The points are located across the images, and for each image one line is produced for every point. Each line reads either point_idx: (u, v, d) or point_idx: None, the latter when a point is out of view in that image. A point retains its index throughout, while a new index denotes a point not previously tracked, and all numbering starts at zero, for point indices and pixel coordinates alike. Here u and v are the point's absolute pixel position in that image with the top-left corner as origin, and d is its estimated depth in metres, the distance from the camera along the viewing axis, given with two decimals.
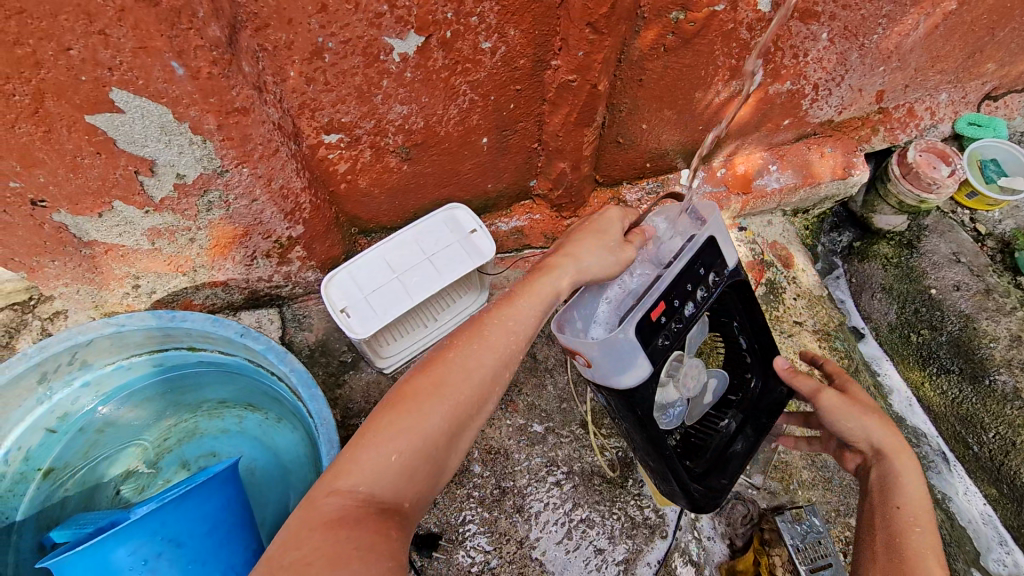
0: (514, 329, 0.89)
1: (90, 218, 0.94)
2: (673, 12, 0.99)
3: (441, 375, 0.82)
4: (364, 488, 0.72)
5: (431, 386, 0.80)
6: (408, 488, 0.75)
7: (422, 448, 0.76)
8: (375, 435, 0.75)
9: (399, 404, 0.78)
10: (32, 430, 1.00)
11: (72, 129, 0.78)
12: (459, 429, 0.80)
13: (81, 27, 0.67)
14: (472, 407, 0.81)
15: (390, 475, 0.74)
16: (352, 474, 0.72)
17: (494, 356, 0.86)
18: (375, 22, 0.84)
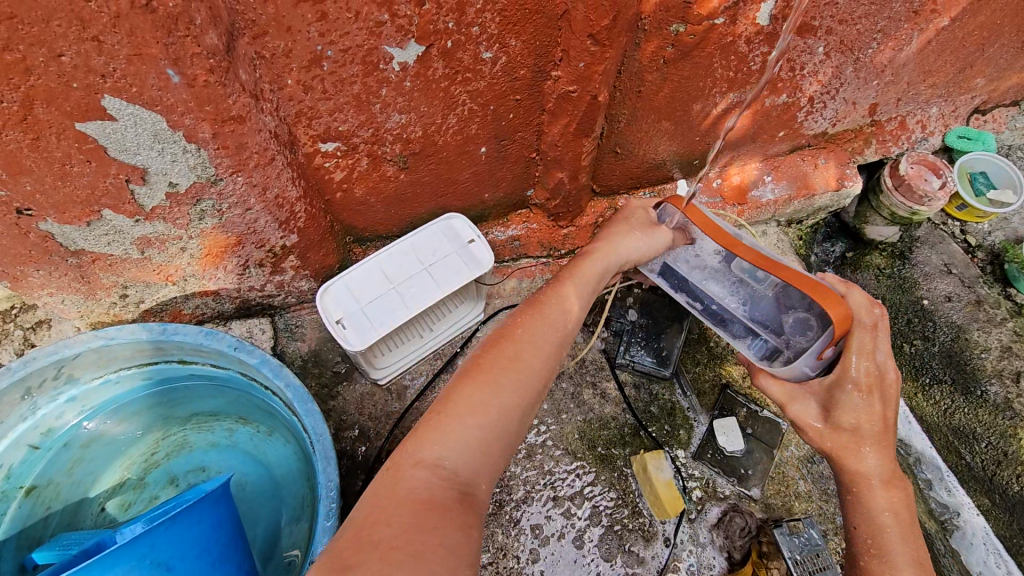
0: (568, 312, 0.94)
1: (77, 227, 0.91)
2: (674, 25, 0.99)
3: (512, 353, 0.85)
4: (447, 465, 0.72)
5: (507, 361, 0.83)
6: (486, 464, 0.75)
7: (503, 422, 0.77)
8: (458, 407, 0.77)
9: (480, 377, 0.81)
10: (15, 447, 0.96)
11: (61, 136, 0.75)
12: (530, 405, 0.82)
13: (74, 33, 0.64)
14: (540, 385, 0.84)
15: (473, 450, 0.74)
16: (438, 447, 0.73)
17: (553, 340, 0.90)
18: (374, 31, 0.83)
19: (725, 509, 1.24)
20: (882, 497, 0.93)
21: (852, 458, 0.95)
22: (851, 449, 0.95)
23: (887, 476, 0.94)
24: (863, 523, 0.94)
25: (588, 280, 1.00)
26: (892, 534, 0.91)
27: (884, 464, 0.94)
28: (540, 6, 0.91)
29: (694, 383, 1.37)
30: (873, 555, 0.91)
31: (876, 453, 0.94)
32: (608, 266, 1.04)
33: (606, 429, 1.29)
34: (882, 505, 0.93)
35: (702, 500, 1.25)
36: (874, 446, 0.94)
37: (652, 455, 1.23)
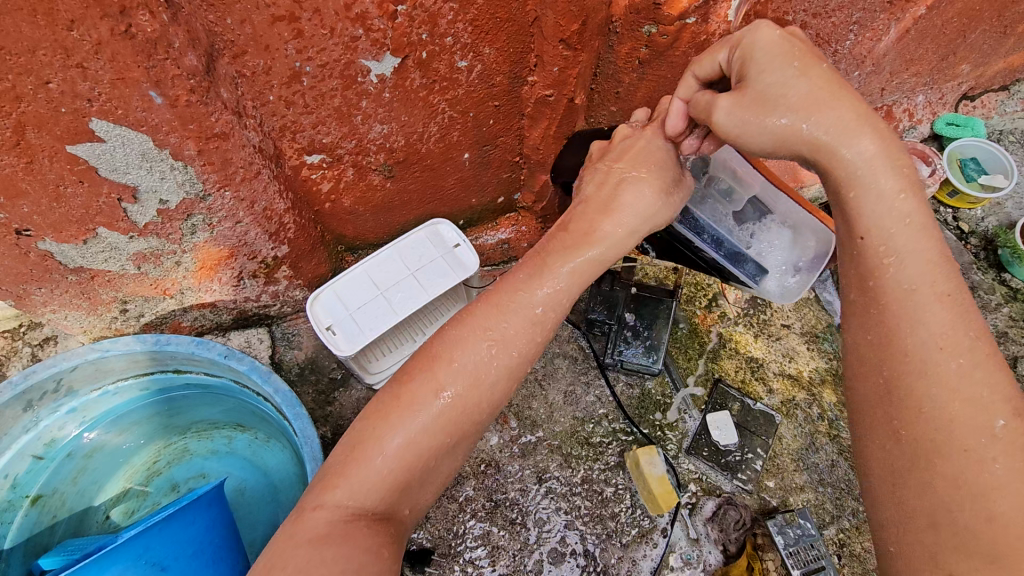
0: (536, 313, 0.85)
1: (74, 246, 0.95)
2: (645, 26, 1.00)
3: (442, 382, 0.80)
4: (351, 505, 0.72)
5: (428, 393, 0.78)
6: (399, 503, 0.76)
7: (416, 462, 0.77)
8: (365, 447, 0.75)
9: (393, 412, 0.77)
10: (20, 457, 1.00)
11: (54, 159, 0.79)
12: (456, 436, 0.80)
13: (59, 62, 0.68)
14: (473, 416, 0.81)
15: (379, 490, 0.74)
16: (341, 489, 0.73)
17: (513, 350, 0.84)
18: (350, 46, 0.86)
19: (719, 503, 1.25)
20: (878, 189, 0.76)
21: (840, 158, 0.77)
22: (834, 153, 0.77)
23: (839, 131, 0.76)
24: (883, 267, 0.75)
25: (596, 261, 0.88)
26: (899, 272, 0.74)
27: (815, 88, 0.76)
28: (510, 15, 0.94)
29: (686, 378, 1.38)
30: (878, 307, 0.76)
31: (801, 81, 0.76)
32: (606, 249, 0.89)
33: (598, 427, 1.31)
34: (871, 203, 0.76)
35: (697, 495, 1.26)
36: (811, 114, 0.76)
37: (644, 450, 1.23)
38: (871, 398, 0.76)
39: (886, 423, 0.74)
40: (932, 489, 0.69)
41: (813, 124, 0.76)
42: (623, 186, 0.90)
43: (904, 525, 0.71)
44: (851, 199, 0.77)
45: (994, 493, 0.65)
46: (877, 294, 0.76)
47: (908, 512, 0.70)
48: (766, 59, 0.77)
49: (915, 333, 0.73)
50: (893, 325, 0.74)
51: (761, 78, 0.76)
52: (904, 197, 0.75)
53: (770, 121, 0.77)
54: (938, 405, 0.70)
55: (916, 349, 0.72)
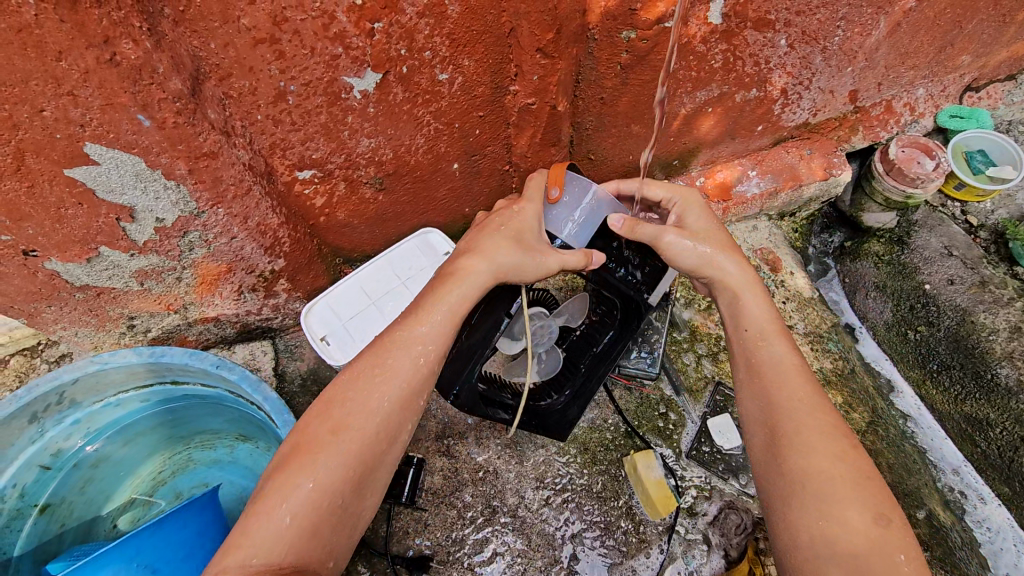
0: (414, 347, 0.85)
1: (78, 265, 1.00)
2: (623, 32, 1.02)
3: (339, 419, 0.79)
4: (258, 562, 0.67)
5: (328, 433, 0.77)
6: (311, 553, 0.72)
7: (323, 503, 0.73)
8: (269, 499, 0.72)
9: (294, 459, 0.75)
10: (27, 467, 1.03)
11: (53, 183, 0.84)
12: (365, 473, 0.78)
13: (51, 91, 0.72)
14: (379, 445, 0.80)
15: (288, 543, 0.70)
16: (244, 548, 0.68)
17: (402, 382, 0.83)
18: (331, 64, 0.90)
19: (721, 507, 1.23)
20: (750, 300, 0.95)
21: (727, 265, 0.97)
22: (728, 267, 0.97)
23: (740, 271, 0.97)
24: (751, 325, 0.93)
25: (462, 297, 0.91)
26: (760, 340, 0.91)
27: (726, 239, 1.00)
28: (486, 27, 0.96)
29: (686, 380, 1.37)
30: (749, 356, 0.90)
31: (716, 230, 1.01)
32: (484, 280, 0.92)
33: (598, 431, 1.31)
34: (753, 309, 0.94)
35: (698, 498, 1.24)
36: (708, 217, 1.02)
37: (641, 454, 1.23)
38: (760, 432, 0.84)
39: (756, 429, 0.85)
40: (796, 472, 0.78)
41: (722, 256, 0.97)
42: (483, 241, 0.95)
43: (780, 506, 0.78)
44: (737, 305, 0.95)
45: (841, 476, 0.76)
46: (755, 360, 0.89)
47: (783, 501, 0.78)
48: (691, 215, 1.03)
49: (774, 353, 0.89)
50: (764, 370, 0.88)
51: (692, 221, 1.01)
52: (767, 307, 0.94)
53: (697, 247, 0.97)
54: (792, 414, 0.82)
55: (777, 367, 0.88)
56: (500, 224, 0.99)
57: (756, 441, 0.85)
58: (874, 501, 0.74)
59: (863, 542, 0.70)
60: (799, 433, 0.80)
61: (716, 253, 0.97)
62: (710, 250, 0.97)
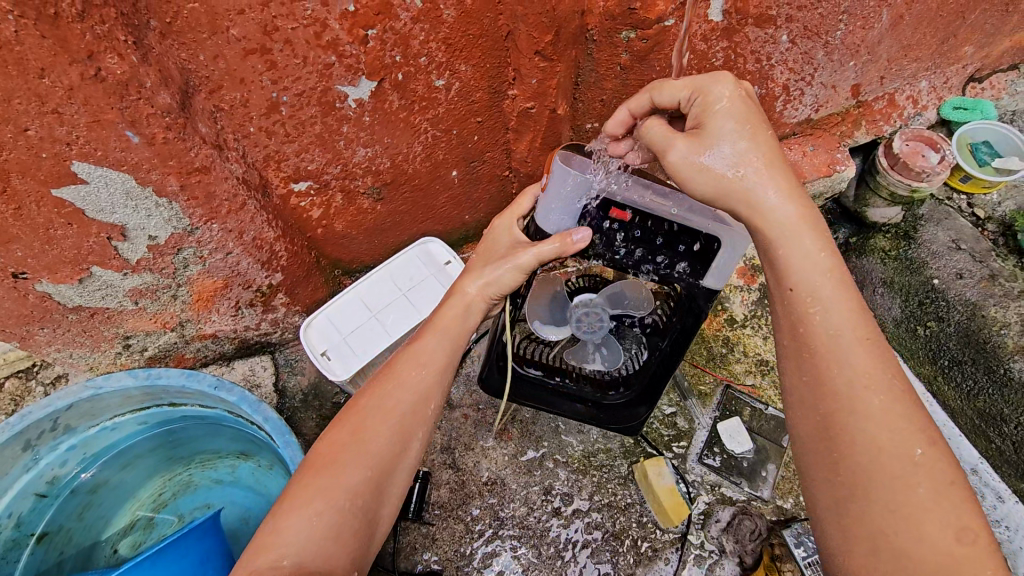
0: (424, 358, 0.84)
1: (70, 286, 0.97)
2: (623, 32, 0.99)
3: (359, 422, 0.79)
4: (288, 561, 0.66)
5: (349, 436, 0.77)
6: (339, 559, 0.70)
7: (349, 504, 0.73)
8: (295, 501, 0.72)
9: (318, 463, 0.75)
10: (22, 496, 1.00)
11: (41, 204, 0.81)
12: (387, 473, 0.77)
13: (35, 109, 0.70)
14: (399, 446, 0.79)
15: (317, 543, 0.69)
16: (274, 551, 0.68)
17: (415, 391, 0.82)
18: (325, 73, 0.87)
19: (734, 513, 1.21)
20: (801, 244, 0.73)
21: (770, 203, 0.74)
22: (767, 194, 0.74)
23: (783, 189, 0.75)
24: (799, 281, 0.72)
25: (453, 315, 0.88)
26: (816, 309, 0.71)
27: (760, 151, 0.75)
28: (483, 31, 0.94)
29: (694, 385, 1.34)
30: (799, 325, 0.72)
31: (745, 144, 0.75)
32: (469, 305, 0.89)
33: (606, 439, 1.28)
34: (798, 256, 0.73)
35: (711, 504, 1.22)
36: (741, 127, 0.75)
37: (651, 461, 1.20)
38: (806, 430, 0.72)
39: (811, 422, 0.71)
40: (856, 472, 0.66)
41: (755, 180, 0.74)
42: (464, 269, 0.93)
43: (837, 509, 0.67)
44: (775, 256, 0.75)
45: (915, 477, 0.64)
46: (806, 338, 0.72)
47: (841, 507, 0.67)
48: (722, 112, 0.75)
49: (828, 320, 0.71)
50: (819, 349, 0.71)
51: (720, 126, 0.75)
52: (825, 254, 0.73)
53: (718, 174, 0.75)
54: (858, 407, 0.68)
55: (830, 337, 0.70)
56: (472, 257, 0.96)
57: (809, 433, 0.71)
58: (954, 505, 0.63)
59: (936, 556, 0.61)
60: (858, 434, 0.67)
61: (748, 177, 0.75)
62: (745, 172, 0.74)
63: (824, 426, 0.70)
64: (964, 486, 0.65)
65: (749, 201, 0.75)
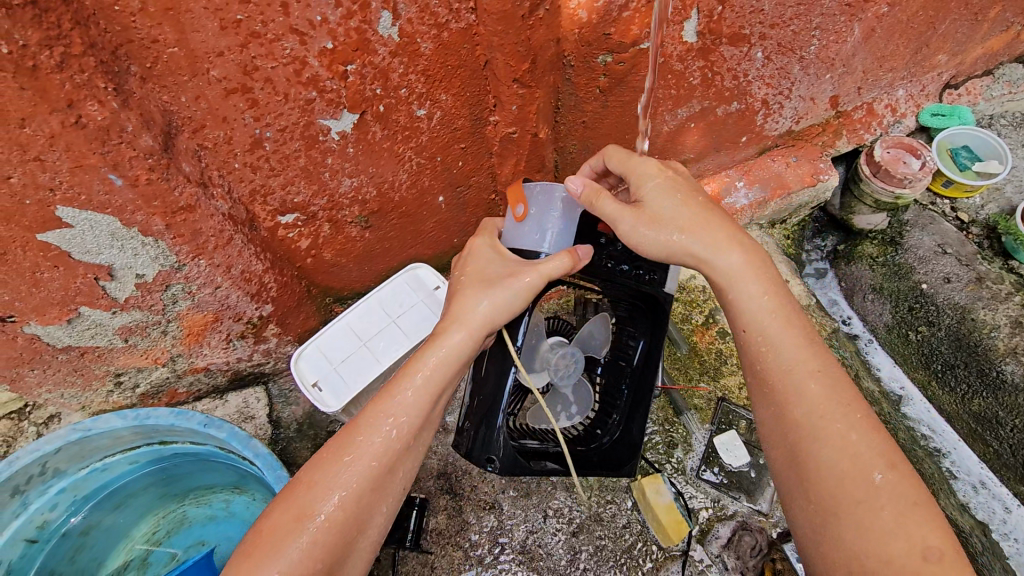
0: (393, 417, 0.80)
1: (59, 327, 0.97)
2: (599, 56, 1.01)
3: (303, 506, 0.73)
4: None
5: (292, 521, 0.72)
6: None
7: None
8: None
9: (257, 551, 0.70)
10: (12, 543, 0.99)
11: (27, 248, 0.82)
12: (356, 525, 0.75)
13: (17, 157, 0.71)
14: (348, 531, 0.74)
15: None
16: None
17: (374, 459, 0.78)
18: (306, 108, 0.88)
19: (734, 528, 1.20)
20: (742, 294, 0.86)
21: (715, 258, 0.87)
22: (714, 250, 0.87)
23: (714, 244, 0.87)
24: (750, 322, 0.85)
25: (444, 360, 0.85)
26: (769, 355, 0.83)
27: (696, 212, 0.88)
28: (461, 61, 0.95)
29: (689, 399, 1.34)
30: (756, 363, 0.84)
31: (682, 207, 0.88)
32: (471, 336, 0.87)
33: None
34: (750, 304, 0.86)
35: (710, 520, 1.21)
36: (678, 194, 0.89)
37: (647, 479, 1.19)
38: (779, 456, 0.81)
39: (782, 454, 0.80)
40: (829, 500, 0.73)
41: (694, 240, 0.87)
42: (455, 300, 0.90)
43: (817, 531, 0.74)
44: (727, 300, 0.88)
45: (878, 501, 0.71)
46: (762, 374, 0.83)
47: (818, 532, 0.74)
48: (654, 187, 0.89)
49: (785, 357, 0.82)
50: (777, 384, 0.82)
51: (655, 198, 0.88)
52: (768, 296, 0.86)
53: (667, 239, 0.87)
54: (813, 431, 0.77)
55: (787, 371, 0.81)
56: (463, 276, 0.94)
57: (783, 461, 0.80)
58: (916, 525, 0.69)
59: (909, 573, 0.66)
60: (821, 459, 0.75)
61: (687, 238, 0.87)
62: (675, 237, 0.87)
63: (794, 455, 0.78)
64: (927, 505, 0.71)
65: (696, 256, 0.87)
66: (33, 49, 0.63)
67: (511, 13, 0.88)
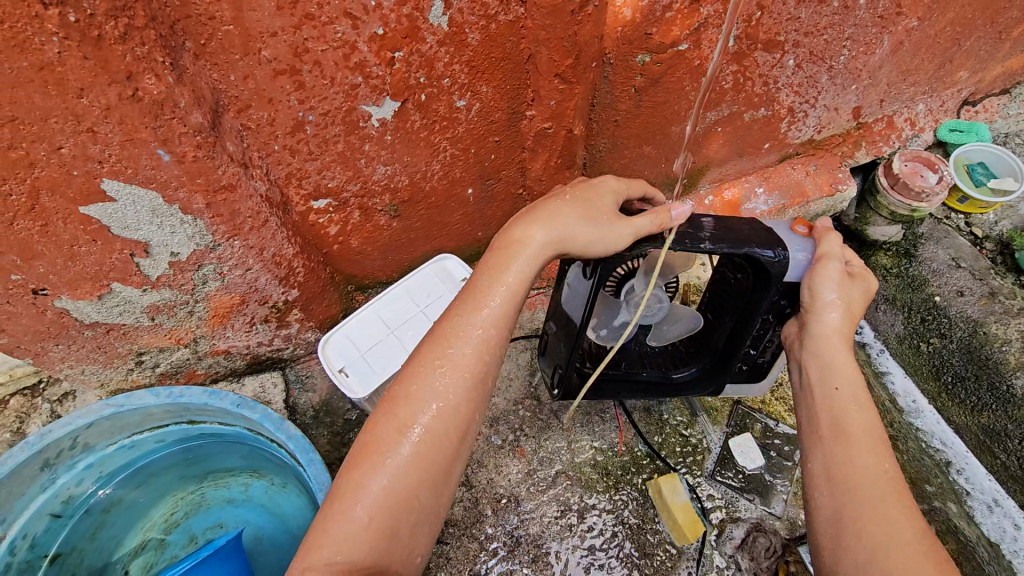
0: (483, 330, 0.81)
1: (90, 302, 0.96)
2: (639, 55, 1.02)
3: (404, 419, 0.76)
4: (342, 559, 0.68)
5: (395, 432, 0.75)
6: (392, 549, 0.72)
7: (397, 505, 0.73)
8: (342, 501, 0.72)
9: (364, 459, 0.74)
10: (38, 516, 1.02)
11: (68, 220, 0.81)
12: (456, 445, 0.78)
13: (71, 128, 0.70)
14: (450, 438, 0.78)
15: (370, 533, 0.71)
16: (327, 547, 0.69)
17: (465, 373, 0.79)
18: (351, 93, 0.88)
19: (748, 530, 1.21)
20: (831, 354, 0.88)
21: (826, 325, 0.89)
22: (830, 321, 0.89)
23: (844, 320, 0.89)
24: (827, 371, 0.87)
25: (528, 271, 0.82)
26: (842, 399, 0.83)
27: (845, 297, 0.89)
28: (505, 54, 0.96)
29: (705, 401, 1.36)
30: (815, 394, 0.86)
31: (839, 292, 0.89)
32: (554, 252, 0.83)
33: (619, 455, 1.28)
34: (837, 360, 0.87)
35: (724, 522, 1.22)
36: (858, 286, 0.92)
37: (665, 479, 1.20)
38: (812, 469, 0.81)
39: (818, 480, 0.79)
40: (857, 508, 0.73)
41: (837, 316, 0.88)
42: (537, 212, 0.84)
43: (836, 542, 0.73)
44: (818, 357, 0.88)
45: (903, 521, 0.70)
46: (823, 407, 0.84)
47: (841, 541, 0.73)
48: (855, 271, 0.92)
49: (840, 392, 0.84)
50: (830, 415, 0.83)
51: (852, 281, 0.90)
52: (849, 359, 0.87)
53: (829, 296, 0.88)
54: (857, 457, 0.77)
55: (840, 406, 0.83)
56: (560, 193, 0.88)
57: (818, 483, 0.79)
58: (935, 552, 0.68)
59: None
60: (852, 475, 0.76)
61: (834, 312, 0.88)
62: (836, 305, 0.88)
63: (828, 472, 0.78)
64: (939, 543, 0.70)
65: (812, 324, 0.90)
66: (99, 19, 0.63)
67: (560, 7, 0.88)
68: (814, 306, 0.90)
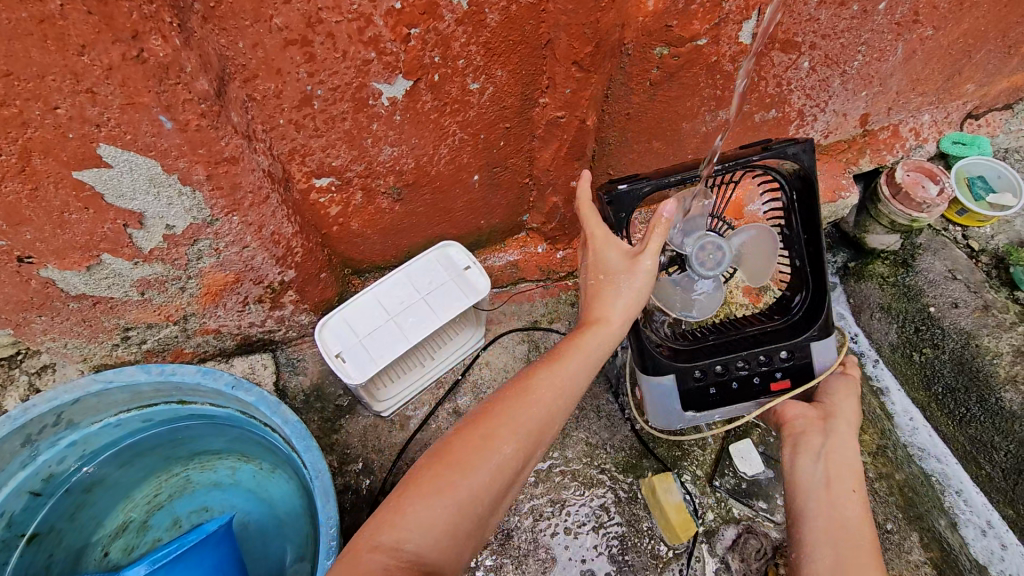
0: (561, 386, 0.88)
1: (77, 273, 0.92)
2: (657, 48, 0.99)
3: (488, 431, 0.81)
4: (407, 547, 0.70)
5: (478, 445, 0.79)
6: (452, 551, 0.73)
7: (470, 506, 0.75)
8: (421, 489, 0.75)
9: (444, 462, 0.77)
10: (16, 494, 0.99)
11: (59, 185, 0.77)
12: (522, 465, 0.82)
13: (68, 87, 0.67)
14: (518, 464, 0.81)
15: (438, 531, 0.72)
16: (391, 531, 0.71)
17: (545, 409, 0.85)
18: (363, 69, 0.85)
19: (740, 531, 1.21)
20: (841, 449, 0.97)
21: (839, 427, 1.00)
22: (843, 423, 1.01)
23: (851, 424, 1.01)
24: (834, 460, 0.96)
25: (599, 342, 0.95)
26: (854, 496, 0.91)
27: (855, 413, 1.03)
28: (523, 37, 0.93)
29: None
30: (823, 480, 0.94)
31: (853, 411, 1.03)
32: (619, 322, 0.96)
33: (614, 453, 1.28)
34: (842, 454, 0.96)
35: (716, 523, 1.22)
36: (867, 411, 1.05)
37: (659, 478, 1.19)
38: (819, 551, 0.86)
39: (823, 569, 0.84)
40: None
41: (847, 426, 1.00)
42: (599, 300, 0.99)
43: None
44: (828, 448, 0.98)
45: None
46: (829, 490, 0.92)
47: None
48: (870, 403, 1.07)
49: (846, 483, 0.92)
50: (837, 505, 0.90)
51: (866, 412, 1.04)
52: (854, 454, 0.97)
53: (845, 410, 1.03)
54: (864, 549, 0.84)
55: (847, 495, 0.91)
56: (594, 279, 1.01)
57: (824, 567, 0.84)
58: None
59: None
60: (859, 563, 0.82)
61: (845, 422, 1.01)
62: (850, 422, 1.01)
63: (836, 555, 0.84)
64: None
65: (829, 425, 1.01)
66: None
67: None
68: (842, 405, 1.04)
